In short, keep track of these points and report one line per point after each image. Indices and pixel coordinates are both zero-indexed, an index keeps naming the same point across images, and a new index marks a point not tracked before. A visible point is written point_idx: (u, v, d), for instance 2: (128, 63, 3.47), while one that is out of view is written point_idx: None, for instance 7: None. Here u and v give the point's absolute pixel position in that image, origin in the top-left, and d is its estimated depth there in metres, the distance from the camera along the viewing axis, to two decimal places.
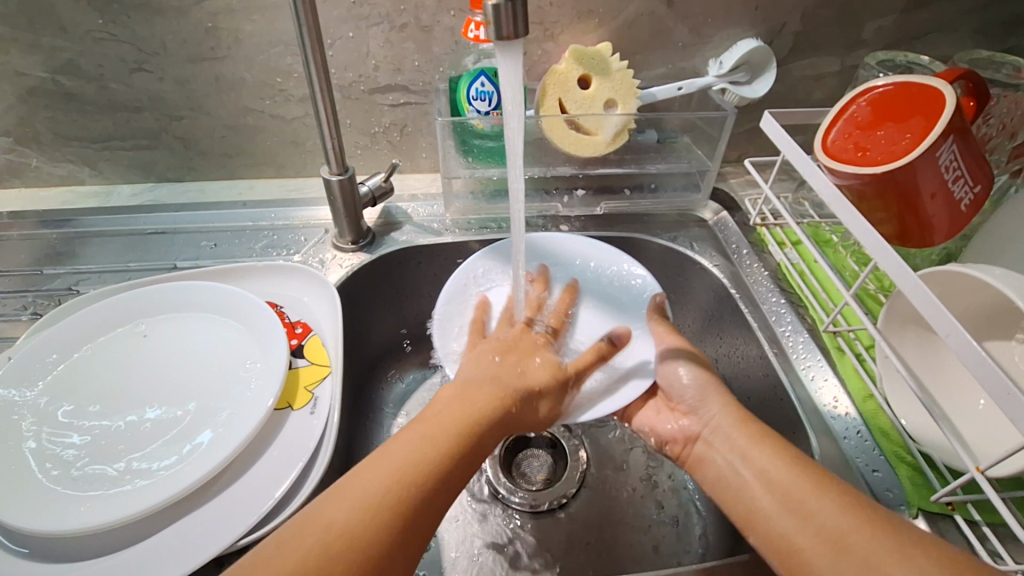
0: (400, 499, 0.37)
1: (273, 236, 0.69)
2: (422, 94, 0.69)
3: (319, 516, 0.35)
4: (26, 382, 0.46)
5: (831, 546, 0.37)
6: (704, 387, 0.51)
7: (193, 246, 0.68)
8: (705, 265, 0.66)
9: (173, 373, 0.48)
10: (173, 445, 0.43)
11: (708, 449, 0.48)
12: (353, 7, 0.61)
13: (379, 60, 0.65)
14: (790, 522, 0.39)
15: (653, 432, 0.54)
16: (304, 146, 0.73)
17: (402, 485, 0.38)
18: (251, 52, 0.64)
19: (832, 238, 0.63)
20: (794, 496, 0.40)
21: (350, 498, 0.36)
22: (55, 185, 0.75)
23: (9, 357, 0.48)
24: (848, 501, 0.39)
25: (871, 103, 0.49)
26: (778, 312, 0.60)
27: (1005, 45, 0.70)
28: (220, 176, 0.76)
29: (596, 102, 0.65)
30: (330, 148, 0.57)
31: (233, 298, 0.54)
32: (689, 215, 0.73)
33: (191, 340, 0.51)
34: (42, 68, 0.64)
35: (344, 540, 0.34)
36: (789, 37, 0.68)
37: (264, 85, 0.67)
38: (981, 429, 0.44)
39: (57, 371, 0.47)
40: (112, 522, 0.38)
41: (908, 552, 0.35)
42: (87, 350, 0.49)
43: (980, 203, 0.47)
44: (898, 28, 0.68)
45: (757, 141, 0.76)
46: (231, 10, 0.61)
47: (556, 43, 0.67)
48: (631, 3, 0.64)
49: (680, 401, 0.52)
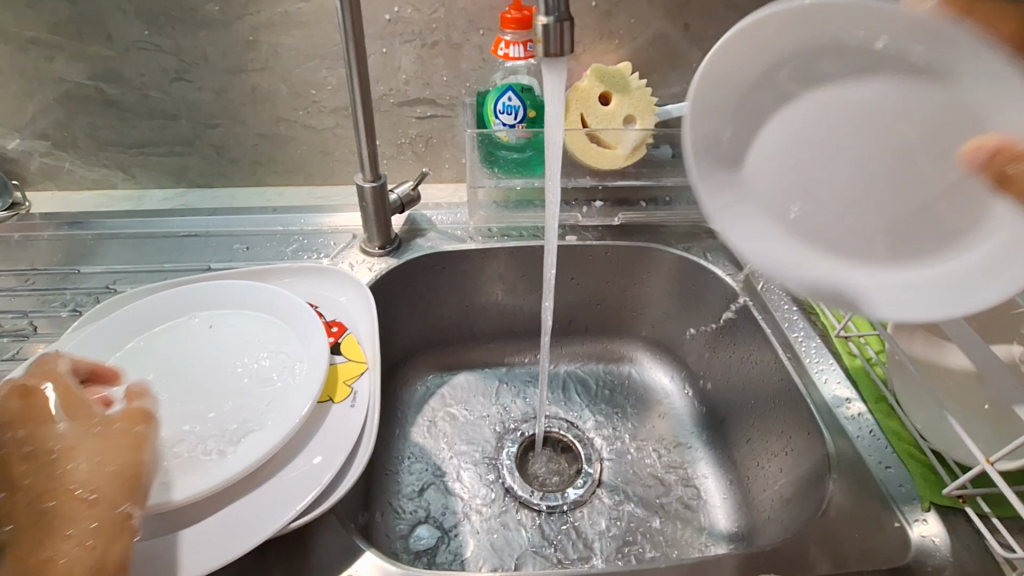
0: None
1: (303, 240, 0.71)
2: (449, 107, 0.72)
3: None
4: None
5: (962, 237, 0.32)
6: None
7: (225, 248, 0.70)
8: (720, 274, 0.69)
9: (219, 367, 0.50)
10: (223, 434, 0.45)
11: None
12: (388, 25, 0.65)
13: (410, 74, 0.69)
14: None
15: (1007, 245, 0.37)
16: (333, 155, 0.76)
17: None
18: (288, 65, 0.67)
19: None
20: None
21: None
22: (88, 189, 0.78)
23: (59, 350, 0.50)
24: None
25: None
26: (791, 319, 0.62)
27: None
28: (249, 183, 0.78)
29: (616, 117, 0.68)
30: (366, 155, 0.60)
31: (275, 298, 0.56)
32: (701, 227, 0.76)
33: (236, 336, 0.53)
34: (86, 76, 0.67)
35: None
36: None
37: (298, 96, 0.70)
38: None
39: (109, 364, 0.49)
40: (166, 503, 0.40)
41: None
42: (135, 344, 0.51)
43: None
44: None
45: None
46: (273, 25, 0.64)
47: (577, 62, 0.70)
48: (649, 26, 0.68)
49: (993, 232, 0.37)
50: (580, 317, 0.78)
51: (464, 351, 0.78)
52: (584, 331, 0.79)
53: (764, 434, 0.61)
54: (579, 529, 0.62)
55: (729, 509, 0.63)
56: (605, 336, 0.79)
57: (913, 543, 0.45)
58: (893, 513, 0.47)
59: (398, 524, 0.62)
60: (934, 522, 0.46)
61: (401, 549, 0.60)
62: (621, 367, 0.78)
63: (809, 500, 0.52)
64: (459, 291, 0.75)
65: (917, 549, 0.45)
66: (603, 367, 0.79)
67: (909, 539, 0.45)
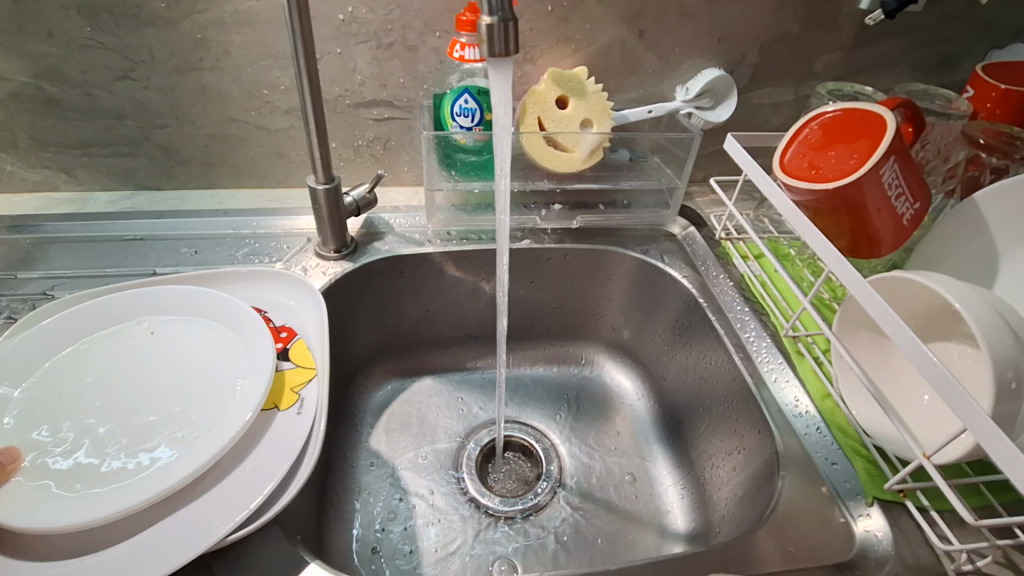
0: None
1: (255, 244, 0.70)
2: (406, 109, 0.71)
3: None
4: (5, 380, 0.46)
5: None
6: None
7: (173, 252, 0.68)
8: (675, 276, 0.70)
9: (160, 376, 0.48)
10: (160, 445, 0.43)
11: None
12: (341, 26, 0.64)
13: (365, 76, 0.68)
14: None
15: None
16: (288, 157, 0.74)
17: None
18: (239, 64, 0.66)
19: (791, 251, 0.68)
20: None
21: None
22: (28, 191, 0.74)
23: None
24: None
25: (822, 126, 0.53)
26: (743, 319, 0.64)
27: (938, 81, 0.77)
28: (200, 186, 0.76)
29: (573, 121, 0.69)
30: (317, 156, 0.59)
31: (221, 304, 0.54)
32: (659, 230, 0.77)
33: (178, 344, 0.51)
34: (24, 73, 0.64)
35: None
36: (748, 68, 0.74)
37: (250, 97, 0.68)
38: (926, 421, 0.48)
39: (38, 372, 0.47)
40: (93, 519, 0.38)
41: None
42: (68, 352, 0.49)
43: (920, 218, 0.52)
44: (846, 63, 0.74)
45: (721, 162, 0.81)
46: (221, 23, 0.63)
47: (534, 66, 0.71)
48: (605, 32, 0.69)
49: None
50: (540, 321, 0.78)
51: (424, 356, 0.77)
52: (545, 334, 0.79)
53: (718, 434, 0.62)
54: (538, 535, 0.62)
55: (685, 508, 0.64)
56: (566, 339, 0.79)
57: (856, 538, 0.46)
58: (839, 509, 0.48)
59: (352, 533, 0.60)
60: (877, 517, 0.47)
61: (355, 558, 0.58)
62: (581, 370, 0.79)
63: (760, 498, 0.53)
64: (418, 295, 0.74)
65: (861, 544, 0.45)
66: (561, 370, 0.79)
67: (854, 535, 0.46)
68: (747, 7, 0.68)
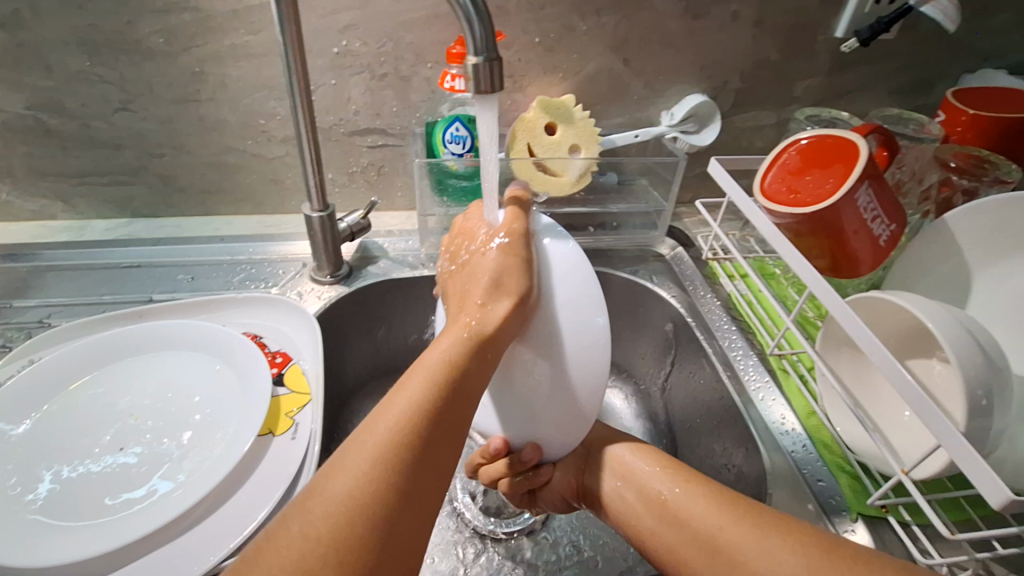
0: (388, 460, 0.36)
1: (251, 269, 0.71)
2: (399, 137, 0.73)
3: (365, 436, 0.37)
4: (14, 414, 0.47)
5: (695, 543, 0.43)
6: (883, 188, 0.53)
7: (171, 279, 0.69)
8: (664, 296, 0.71)
9: (159, 411, 0.49)
10: (154, 485, 0.44)
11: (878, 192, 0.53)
12: (336, 58, 0.66)
13: (359, 105, 0.70)
14: (659, 525, 0.45)
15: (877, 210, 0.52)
16: (284, 184, 0.76)
17: (408, 431, 0.37)
18: (236, 95, 0.67)
19: (776, 271, 0.70)
20: (642, 508, 0.47)
21: (386, 422, 0.37)
22: (26, 219, 0.75)
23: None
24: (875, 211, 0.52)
25: (800, 152, 0.55)
26: (730, 338, 0.65)
27: (914, 103, 0.80)
28: (197, 213, 0.77)
29: (561, 146, 0.71)
30: (313, 185, 0.61)
31: (218, 337, 0.55)
32: (648, 251, 0.78)
33: (175, 377, 0.52)
34: (25, 105, 0.66)
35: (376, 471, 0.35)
36: (731, 93, 0.76)
37: (247, 126, 0.70)
38: (906, 439, 0.49)
39: (47, 409, 0.48)
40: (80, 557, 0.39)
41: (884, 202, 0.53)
42: (76, 388, 0.50)
43: (896, 239, 0.54)
44: (824, 88, 0.77)
45: (707, 184, 0.83)
46: (219, 56, 0.64)
47: (524, 94, 0.73)
48: (590, 61, 0.71)
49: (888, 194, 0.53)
50: None
51: None
52: None
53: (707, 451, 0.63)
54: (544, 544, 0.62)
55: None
56: None
57: None
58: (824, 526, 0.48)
59: None
60: (861, 533, 0.48)
61: None
62: None
63: None
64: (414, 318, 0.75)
65: None
66: None
67: None
68: (726, 36, 0.71)
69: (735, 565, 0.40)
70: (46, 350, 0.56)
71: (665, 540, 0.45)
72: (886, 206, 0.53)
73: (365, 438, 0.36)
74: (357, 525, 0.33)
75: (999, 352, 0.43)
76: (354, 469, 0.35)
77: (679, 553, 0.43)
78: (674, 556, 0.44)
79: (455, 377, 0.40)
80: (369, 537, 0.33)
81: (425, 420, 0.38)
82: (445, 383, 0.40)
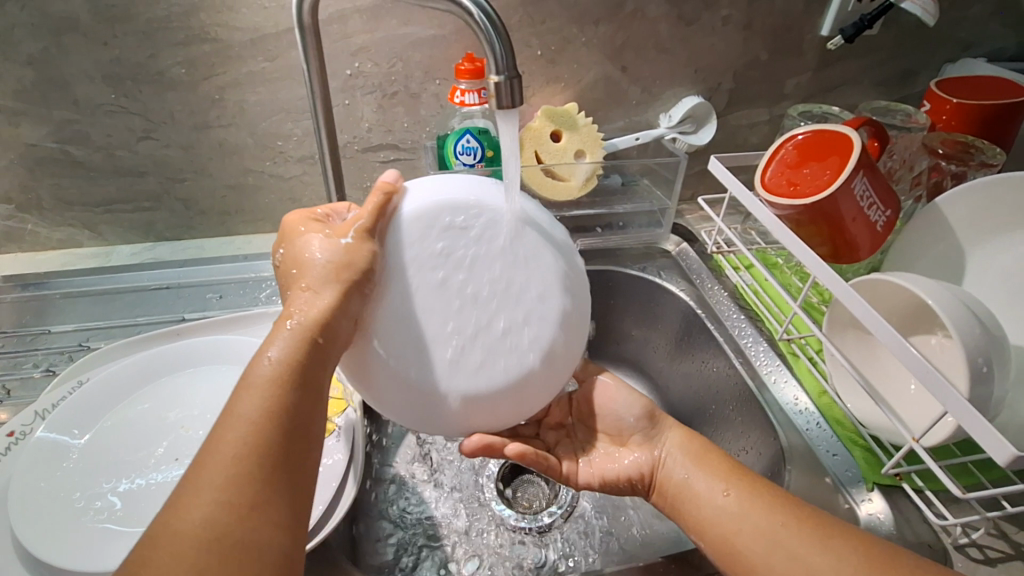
0: (249, 466, 0.34)
1: (275, 285, 0.74)
2: (411, 151, 0.76)
3: (210, 451, 0.34)
4: (73, 431, 0.50)
5: (760, 541, 0.42)
6: (878, 178, 0.56)
7: (199, 298, 0.72)
8: (673, 290, 0.75)
9: (208, 422, 0.52)
10: None
11: (877, 181, 0.56)
12: (349, 79, 0.69)
13: (372, 123, 0.73)
14: (715, 510, 0.45)
15: (873, 199, 0.55)
16: (301, 202, 0.79)
17: (260, 431, 0.35)
18: (255, 119, 0.70)
19: (779, 260, 0.73)
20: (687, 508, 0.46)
21: (234, 428, 0.35)
22: (53, 248, 0.78)
23: (56, 407, 0.52)
24: (873, 200, 0.55)
25: (796, 147, 0.58)
26: (739, 326, 0.68)
27: (899, 93, 0.84)
28: (218, 234, 0.80)
29: (567, 152, 0.74)
30: (335, 201, 0.64)
31: (257, 350, 0.57)
32: (654, 248, 0.81)
33: (218, 389, 0.55)
34: (52, 139, 0.69)
35: (238, 474, 0.33)
36: (725, 94, 0.80)
37: (265, 148, 0.73)
38: (915, 410, 0.51)
39: (102, 425, 0.51)
40: None
41: (880, 190, 0.56)
42: (127, 404, 0.53)
43: (892, 224, 0.58)
44: (812, 84, 0.81)
45: (707, 181, 0.86)
46: (238, 83, 0.67)
47: (528, 104, 0.76)
48: (590, 70, 0.75)
49: (883, 184, 0.56)
50: None
51: None
52: None
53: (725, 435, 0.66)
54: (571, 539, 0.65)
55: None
56: None
57: (862, 520, 0.49)
58: (843, 496, 0.51)
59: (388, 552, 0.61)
60: (878, 501, 0.50)
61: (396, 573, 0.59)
62: None
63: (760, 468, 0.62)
64: None
65: (866, 525, 0.48)
66: None
67: (858, 518, 0.49)
68: (718, 39, 0.75)
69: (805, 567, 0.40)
70: (93, 371, 0.58)
71: (716, 537, 0.44)
72: (882, 196, 0.56)
73: (217, 456, 0.34)
74: (233, 541, 0.31)
75: (997, 323, 0.46)
76: (217, 475, 0.33)
77: (737, 546, 0.43)
78: (725, 551, 0.43)
79: (295, 371, 0.38)
80: (282, 526, 0.33)
81: (279, 407, 0.36)
82: (291, 385, 0.38)
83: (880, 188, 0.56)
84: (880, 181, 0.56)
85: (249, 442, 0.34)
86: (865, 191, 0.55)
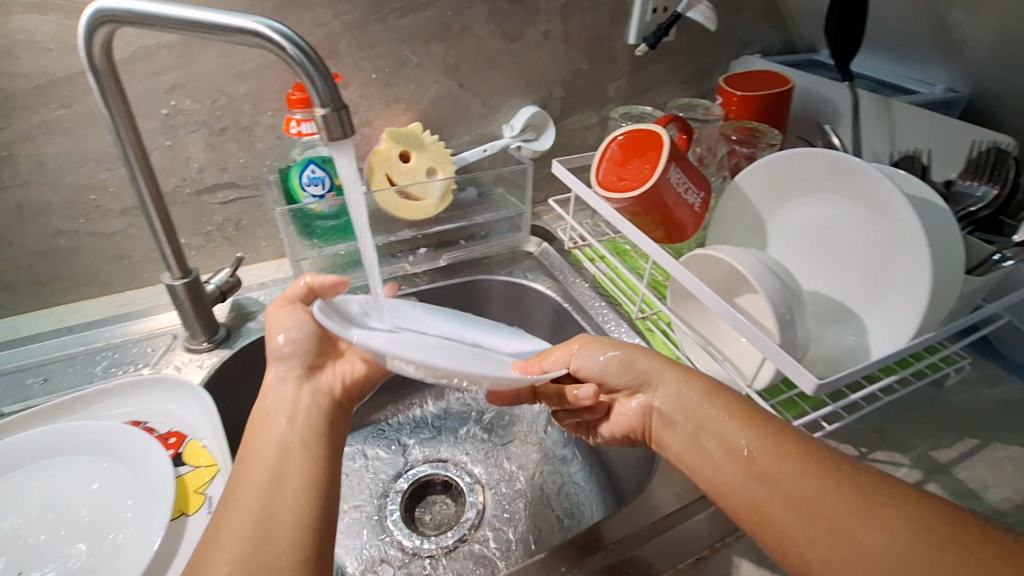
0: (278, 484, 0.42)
1: (114, 355, 0.66)
2: (253, 187, 0.72)
3: (250, 475, 0.43)
4: None
5: (798, 509, 0.40)
6: (688, 165, 0.64)
7: (16, 386, 0.62)
8: (541, 289, 0.79)
9: (46, 528, 0.45)
10: None
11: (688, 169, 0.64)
12: (167, 119, 0.64)
13: (202, 162, 0.68)
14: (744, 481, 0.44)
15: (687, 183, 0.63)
16: (132, 258, 0.71)
17: (286, 458, 0.44)
18: (57, 174, 0.62)
19: (627, 247, 0.80)
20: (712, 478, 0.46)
21: (262, 460, 0.44)
22: None
23: None
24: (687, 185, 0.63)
25: (619, 146, 0.65)
26: (602, 312, 0.74)
27: (701, 89, 0.96)
28: (30, 308, 0.69)
29: (418, 171, 0.75)
30: (169, 253, 0.58)
31: (99, 433, 0.51)
32: (518, 251, 0.85)
33: (55, 487, 0.48)
34: None
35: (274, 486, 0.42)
36: (557, 101, 0.86)
37: (76, 204, 0.64)
38: (748, 360, 0.60)
39: None
40: None
41: (691, 176, 0.64)
42: None
43: (706, 203, 0.66)
44: (630, 86, 0.90)
45: (556, 182, 0.92)
46: (27, 136, 0.59)
47: (371, 127, 0.76)
48: (428, 89, 0.76)
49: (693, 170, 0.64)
50: None
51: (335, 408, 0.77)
52: None
53: None
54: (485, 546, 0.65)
55: (597, 478, 0.72)
56: None
57: None
58: None
59: None
60: None
61: None
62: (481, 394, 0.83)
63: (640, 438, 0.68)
64: None
65: None
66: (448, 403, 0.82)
67: None
68: (542, 52, 0.80)
69: (839, 533, 0.39)
70: None
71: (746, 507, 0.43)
72: (694, 181, 0.64)
73: (256, 482, 0.43)
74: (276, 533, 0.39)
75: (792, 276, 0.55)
76: (250, 498, 0.41)
77: (767, 518, 0.41)
78: (758, 517, 0.42)
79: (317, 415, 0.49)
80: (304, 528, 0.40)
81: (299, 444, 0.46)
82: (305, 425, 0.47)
83: (691, 174, 0.64)
84: (690, 168, 0.64)
85: (273, 466, 0.43)
86: (680, 178, 0.62)
